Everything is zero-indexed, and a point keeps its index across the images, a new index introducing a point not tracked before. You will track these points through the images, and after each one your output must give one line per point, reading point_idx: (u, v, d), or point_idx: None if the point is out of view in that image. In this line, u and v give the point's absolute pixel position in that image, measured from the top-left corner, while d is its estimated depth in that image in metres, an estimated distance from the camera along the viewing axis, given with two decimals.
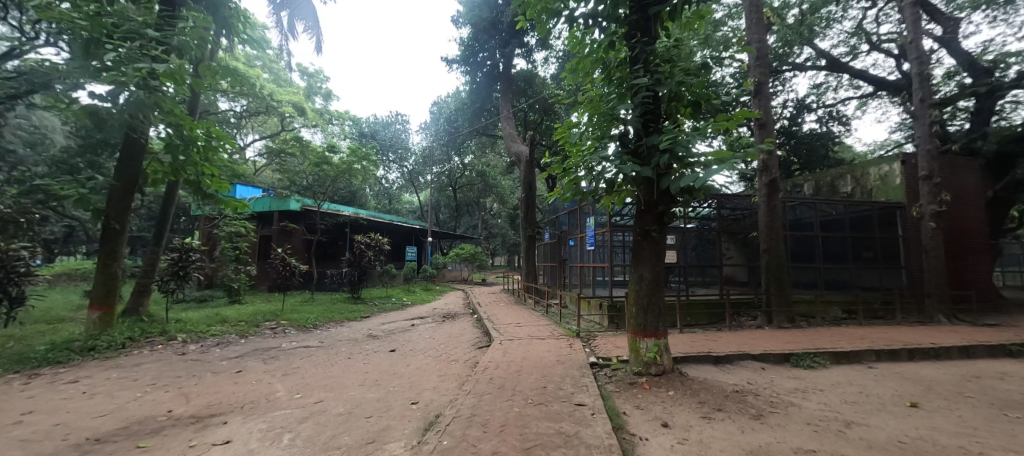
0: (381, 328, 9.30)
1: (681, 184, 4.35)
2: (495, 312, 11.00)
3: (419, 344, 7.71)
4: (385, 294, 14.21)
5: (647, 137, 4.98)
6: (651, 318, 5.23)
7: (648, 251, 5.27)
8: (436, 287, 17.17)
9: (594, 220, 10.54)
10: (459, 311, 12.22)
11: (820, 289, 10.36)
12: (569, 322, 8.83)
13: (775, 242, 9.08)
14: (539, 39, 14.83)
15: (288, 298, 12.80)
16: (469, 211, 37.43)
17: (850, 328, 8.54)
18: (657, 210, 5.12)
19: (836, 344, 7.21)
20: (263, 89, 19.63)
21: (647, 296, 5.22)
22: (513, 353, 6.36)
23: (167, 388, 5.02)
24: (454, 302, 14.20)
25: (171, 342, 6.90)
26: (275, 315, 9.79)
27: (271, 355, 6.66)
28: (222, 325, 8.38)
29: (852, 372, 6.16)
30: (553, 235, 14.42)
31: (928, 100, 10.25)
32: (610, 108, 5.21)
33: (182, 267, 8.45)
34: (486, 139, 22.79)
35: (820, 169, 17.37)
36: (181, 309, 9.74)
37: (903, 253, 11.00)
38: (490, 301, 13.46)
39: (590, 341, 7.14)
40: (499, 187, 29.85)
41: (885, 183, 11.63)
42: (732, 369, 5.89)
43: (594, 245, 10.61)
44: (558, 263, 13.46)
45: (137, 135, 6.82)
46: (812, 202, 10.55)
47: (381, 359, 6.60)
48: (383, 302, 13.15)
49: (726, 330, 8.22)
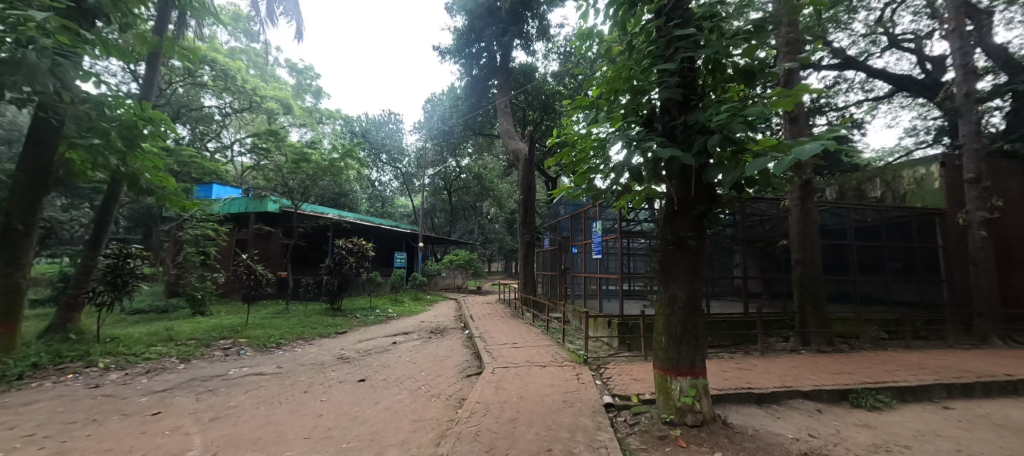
0: (356, 348, 8.05)
1: (737, 173, 3.15)
2: (489, 328, 9.78)
3: (395, 370, 6.45)
4: (368, 304, 12.91)
5: (684, 116, 3.80)
6: (685, 351, 4.02)
7: (682, 264, 4.05)
8: (426, 296, 15.88)
9: (601, 224, 9.45)
10: (449, 325, 10.97)
11: (855, 304, 9.20)
12: (573, 343, 7.61)
13: (809, 253, 7.92)
14: (540, 30, 13.79)
15: (259, 309, 11.49)
16: (465, 216, 36.27)
17: (899, 353, 7.35)
18: (695, 212, 3.95)
19: (894, 374, 6.01)
20: (245, 82, 18.29)
21: (682, 323, 4.01)
22: (508, 387, 5.13)
23: (45, 442, 3.75)
24: (444, 314, 12.95)
25: (88, 370, 5.63)
26: (236, 331, 8.52)
27: (209, 388, 5.40)
28: (164, 345, 7.10)
29: (927, 416, 4.95)
30: (553, 242, 13.29)
31: (974, 94, 9.12)
32: (632, 81, 3.95)
33: (119, 277, 7.14)
34: (482, 139, 21.73)
35: (836, 173, 16.31)
36: (125, 325, 8.45)
37: (944, 265, 9.86)
38: (484, 314, 12.23)
39: (600, 370, 5.95)
40: (496, 190, 28.77)
41: (920, 187, 10.53)
42: (782, 413, 4.70)
43: (602, 253, 9.46)
44: (560, 272, 12.35)
45: (48, 114, 5.53)
46: (842, 208, 9.48)
47: (343, 394, 5.33)
48: (365, 314, 11.84)
49: (757, 355, 7.02)
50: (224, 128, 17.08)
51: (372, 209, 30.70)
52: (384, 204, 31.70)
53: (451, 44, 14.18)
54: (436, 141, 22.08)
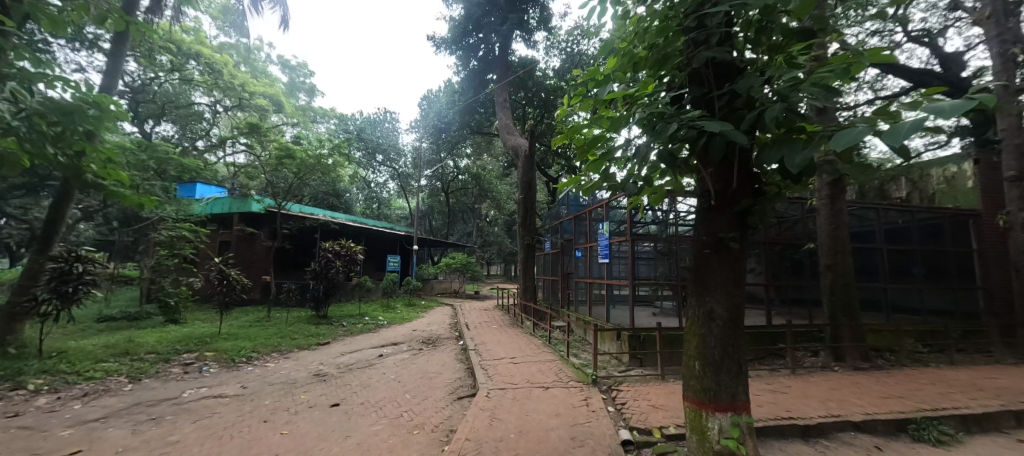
0: (338, 362, 7.25)
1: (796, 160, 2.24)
2: (486, 338, 8.98)
3: (377, 391, 5.64)
4: (356, 311, 12.05)
5: (723, 89, 2.97)
6: (724, 381, 3.22)
7: (720, 272, 3.25)
8: (420, 302, 15.03)
9: (608, 226, 8.69)
10: (443, 334, 10.17)
11: (886, 313, 8.41)
12: (579, 358, 6.82)
13: (841, 257, 7.11)
14: (541, 20, 13.08)
15: (238, 317, 10.66)
16: (464, 218, 35.44)
17: (945, 370, 6.55)
18: (736, 208, 3.17)
19: (951, 398, 5.21)
20: (233, 78, 17.47)
21: (720, 345, 3.22)
22: (506, 417, 4.32)
23: None
24: (439, 322, 12.15)
25: (14, 394, 4.83)
26: (205, 342, 7.71)
27: (153, 417, 4.59)
28: (117, 360, 6.29)
29: (1005, 453, 4.14)
30: (555, 244, 12.49)
31: (1014, 84, 8.35)
32: (657, 45, 3.10)
33: (65, 284, 6.27)
34: (480, 137, 21.00)
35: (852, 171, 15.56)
36: (81, 336, 7.63)
37: (980, 271, 9.08)
38: (481, 321, 11.44)
39: (612, 393, 5.14)
40: (494, 191, 28.03)
41: (951, 186, 9.76)
42: (836, 451, 3.90)
43: (609, 257, 8.68)
44: (562, 276, 11.54)
45: None
46: (871, 208, 8.70)
47: (310, 424, 4.52)
48: (352, 322, 10.98)
49: (787, 372, 6.22)
50: (211, 125, 16.29)
51: (367, 211, 29.93)
52: (380, 206, 30.88)
53: (447, 35, 13.48)
54: (432, 139, 21.30)
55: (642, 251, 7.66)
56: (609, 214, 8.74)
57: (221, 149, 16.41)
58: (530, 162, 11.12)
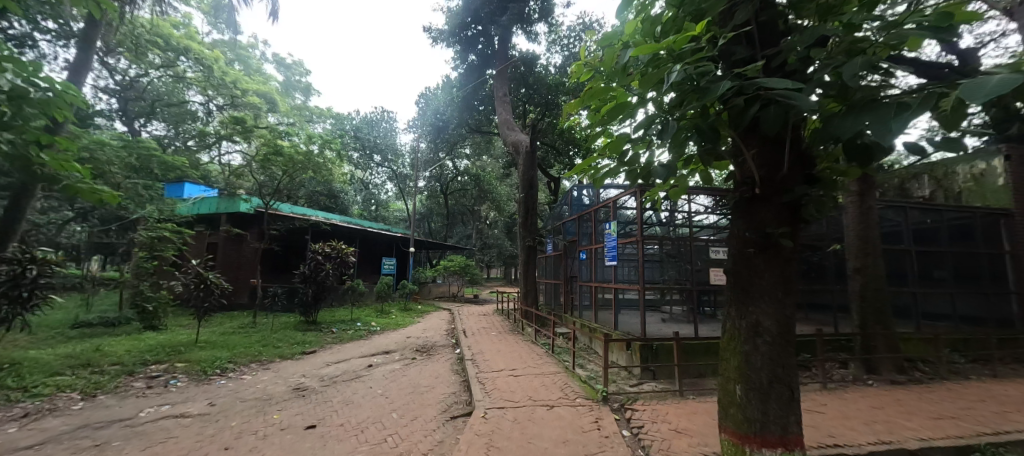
0: (322, 374, 6.63)
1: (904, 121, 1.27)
2: (485, 346, 8.37)
3: (361, 409, 5.02)
4: (348, 316, 11.40)
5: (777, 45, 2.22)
6: (774, 408, 2.59)
7: (770, 275, 2.60)
8: (417, 307, 14.36)
9: (616, 226, 8.10)
10: (439, 342, 9.56)
11: (915, 319, 7.79)
12: (586, 370, 6.20)
13: (872, 259, 6.50)
14: (542, 13, 12.56)
15: (222, 323, 10.05)
16: (463, 220, 34.84)
17: (991, 384, 5.93)
18: (787, 196, 2.55)
19: (1011, 418, 4.59)
20: (224, 75, 16.89)
21: (769, 365, 2.59)
22: (505, 446, 3.70)
23: None
24: (435, 328, 11.52)
25: None
26: (179, 352, 7.10)
27: (97, 442, 3.97)
28: (75, 373, 5.68)
29: None
30: (557, 246, 11.89)
31: None
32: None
33: (18, 289, 5.69)
34: (479, 137, 20.47)
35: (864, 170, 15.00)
36: (43, 346, 7.01)
37: (1014, 274, 8.47)
38: (479, 328, 10.82)
39: (626, 413, 4.53)
40: (494, 193, 27.49)
41: (979, 184, 9.16)
42: None
43: (617, 260, 8.06)
44: (565, 279, 10.91)
45: None
46: (898, 207, 8.09)
47: (278, 451, 3.89)
48: (343, 328, 10.34)
49: (817, 387, 5.60)
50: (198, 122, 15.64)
51: (365, 213, 29.32)
52: (377, 208, 30.21)
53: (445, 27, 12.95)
54: (430, 138, 20.75)
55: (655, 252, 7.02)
56: (617, 213, 8.14)
57: (210, 148, 15.80)
58: (530, 160, 10.27)
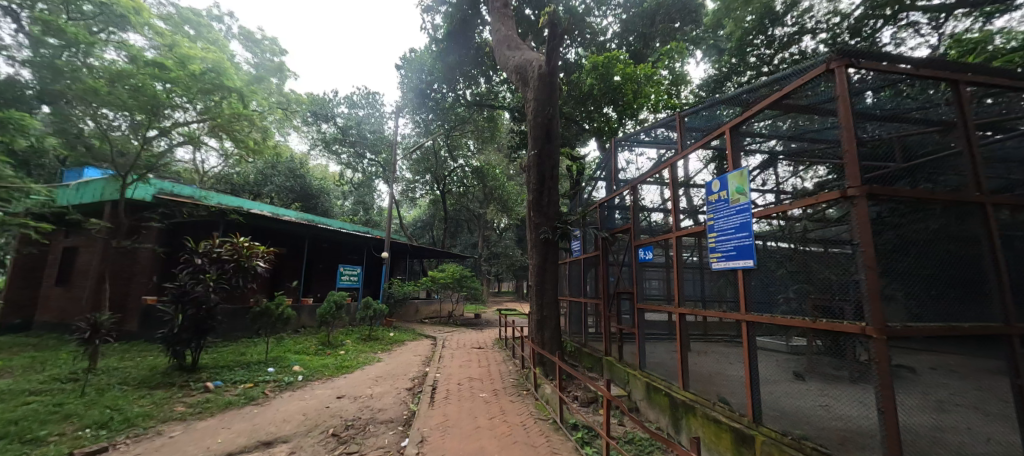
0: None
1: None
2: (457, 439, 4.05)
3: None
4: (261, 356, 7.23)
5: None
6: None
7: None
8: (386, 335, 10.14)
9: (746, 180, 3.45)
10: (385, 410, 5.29)
11: None
12: None
13: None
14: None
15: (34, 373, 6.04)
16: (470, 228, 30.60)
17: None
18: None
19: None
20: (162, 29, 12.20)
21: None
22: None
23: None
24: (397, 373, 7.27)
25: None
26: None
27: None
28: None
29: None
30: (589, 243, 7.60)
31: None
32: None
33: None
34: (484, 115, 16.42)
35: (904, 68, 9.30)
36: None
37: None
38: (464, 378, 6.52)
39: None
40: (502, 192, 23.35)
41: None
42: None
43: (741, 254, 3.43)
44: (604, 298, 6.58)
45: None
46: None
47: None
48: (234, 379, 6.17)
49: None
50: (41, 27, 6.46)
51: (354, 218, 25.39)
52: (370, 212, 26.17)
53: None
54: (423, 120, 16.86)
55: (884, 229, 2.59)
56: (745, 156, 3.69)
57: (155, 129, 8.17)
58: (549, 89, 6.02)
